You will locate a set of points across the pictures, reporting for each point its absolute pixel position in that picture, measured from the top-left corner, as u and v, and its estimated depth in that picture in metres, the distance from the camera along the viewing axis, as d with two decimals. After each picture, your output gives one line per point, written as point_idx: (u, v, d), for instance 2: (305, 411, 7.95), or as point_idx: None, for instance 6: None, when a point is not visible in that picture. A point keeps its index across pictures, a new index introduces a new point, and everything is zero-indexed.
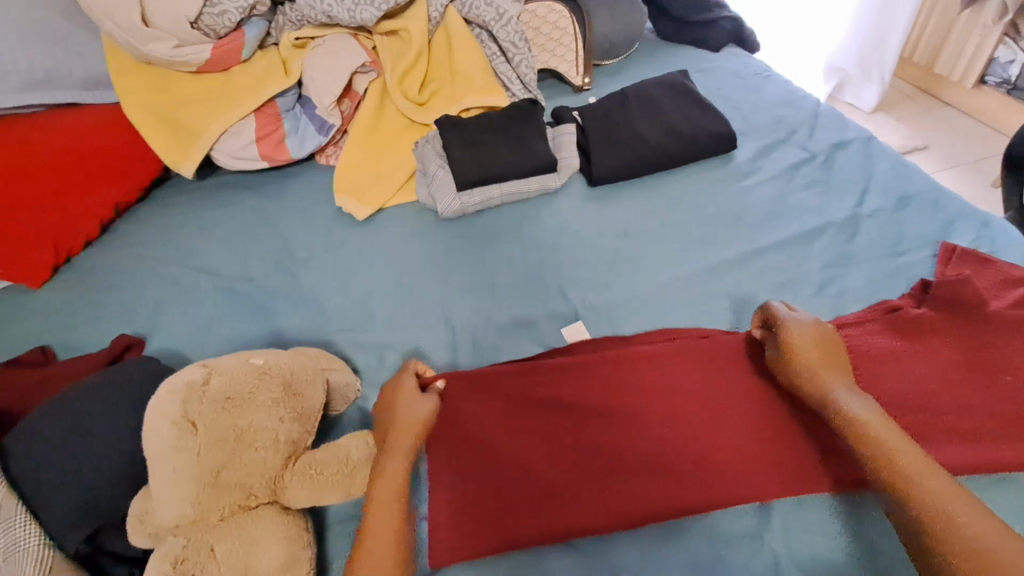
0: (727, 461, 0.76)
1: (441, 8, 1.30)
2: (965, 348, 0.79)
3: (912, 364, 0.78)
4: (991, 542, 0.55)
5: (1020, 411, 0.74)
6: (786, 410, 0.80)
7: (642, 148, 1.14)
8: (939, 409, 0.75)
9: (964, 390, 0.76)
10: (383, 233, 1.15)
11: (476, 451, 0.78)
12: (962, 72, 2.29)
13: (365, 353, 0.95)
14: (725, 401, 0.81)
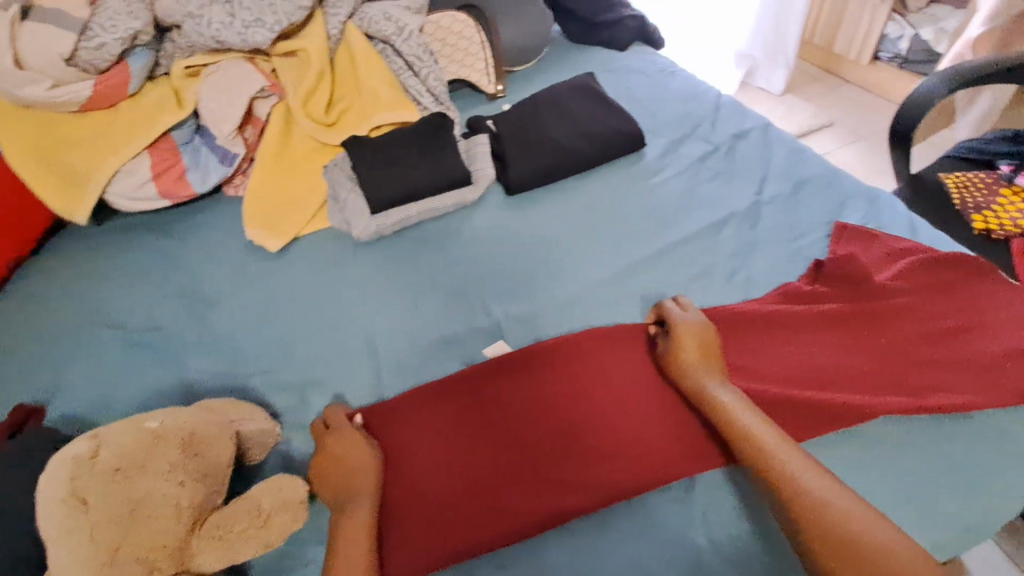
0: (645, 442, 0.77)
1: (340, 24, 1.27)
2: (860, 313, 0.81)
3: (811, 337, 0.80)
4: (850, 520, 0.58)
5: (913, 370, 0.76)
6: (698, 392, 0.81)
7: (555, 152, 1.14)
8: (839, 376, 0.76)
9: (859, 356, 0.77)
10: (299, 264, 1.11)
11: (400, 480, 0.77)
12: (858, 50, 2.43)
13: (285, 394, 0.91)
14: (642, 389, 0.82)
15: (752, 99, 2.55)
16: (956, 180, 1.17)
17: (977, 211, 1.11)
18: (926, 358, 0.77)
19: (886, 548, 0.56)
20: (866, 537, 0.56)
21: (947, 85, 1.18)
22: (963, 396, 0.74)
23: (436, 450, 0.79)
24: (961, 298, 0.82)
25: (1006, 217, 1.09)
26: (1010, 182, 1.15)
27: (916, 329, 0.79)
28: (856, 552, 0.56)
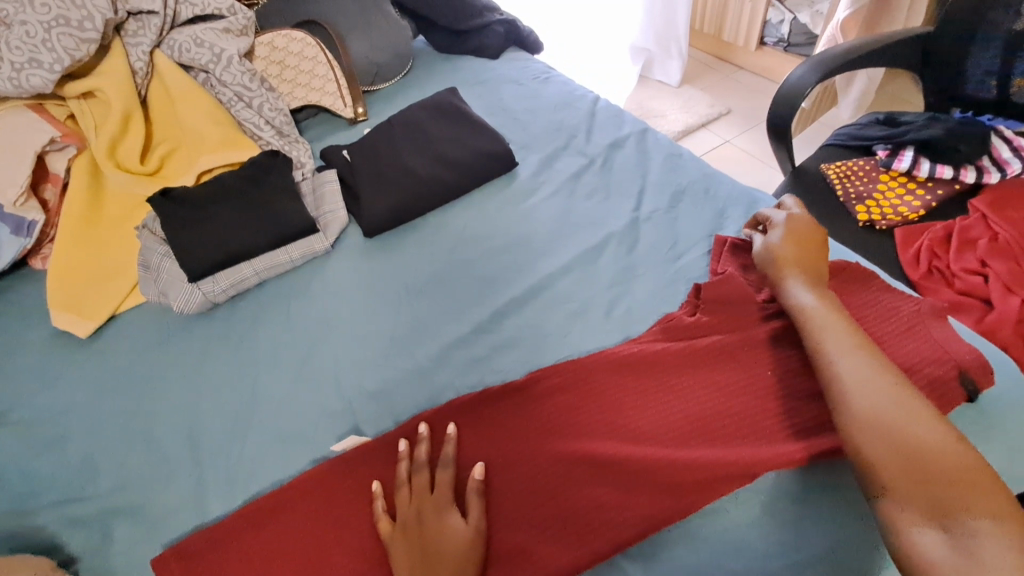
0: (614, 476, 0.64)
1: (145, 55, 1.07)
2: (745, 343, 0.72)
3: (702, 376, 0.71)
4: (910, 417, 0.55)
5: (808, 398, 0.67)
6: (708, 397, 0.69)
7: (411, 185, 1.01)
8: (731, 420, 0.67)
9: (749, 392, 0.69)
10: (112, 352, 0.91)
11: None
12: (745, 36, 2.45)
13: (85, 530, 0.73)
14: (639, 406, 0.70)
15: (651, 92, 2.51)
16: (836, 169, 1.13)
17: (859, 202, 1.07)
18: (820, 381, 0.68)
19: (935, 446, 0.52)
20: (915, 433, 0.53)
21: (815, 73, 1.14)
22: None
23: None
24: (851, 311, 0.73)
25: (888, 205, 1.06)
26: (887, 168, 1.11)
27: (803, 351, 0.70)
28: (900, 435, 0.54)
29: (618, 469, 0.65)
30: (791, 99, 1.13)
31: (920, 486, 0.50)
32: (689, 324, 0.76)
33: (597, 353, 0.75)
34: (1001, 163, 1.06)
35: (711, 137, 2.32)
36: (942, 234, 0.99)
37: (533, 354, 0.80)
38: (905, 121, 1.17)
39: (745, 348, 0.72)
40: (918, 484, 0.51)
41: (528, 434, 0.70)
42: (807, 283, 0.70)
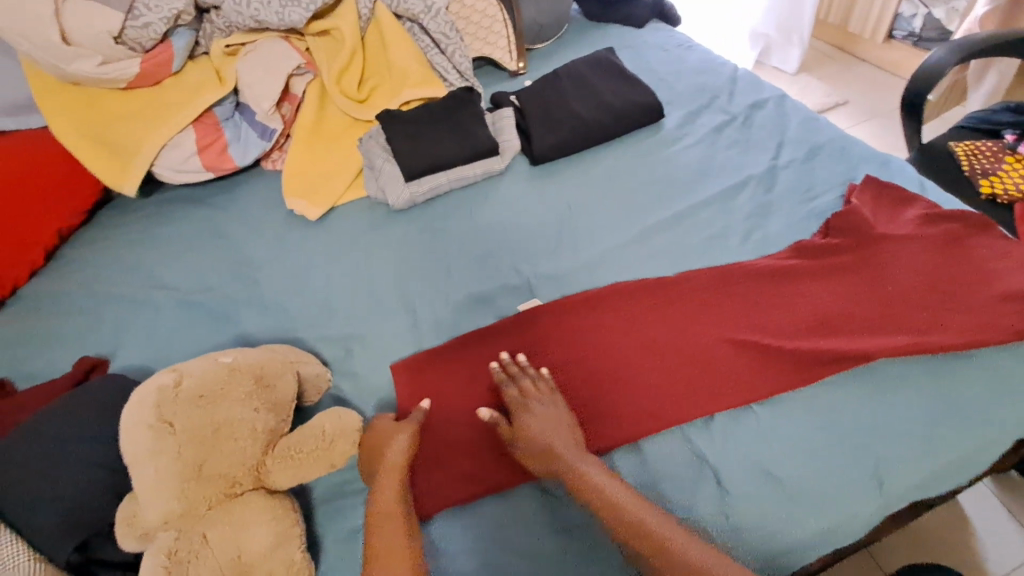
0: (472, 453, 0.81)
1: (370, 4, 1.32)
2: (870, 264, 0.87)
3: (827, 285, 0.86)
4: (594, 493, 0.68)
5: (920, 309, 0.81)
6: (830, 300, 0.84)
7: (576, 124, 1.20)
8: (851, 318, 0.82)
9: (869, 299, 0.83)
10: (337, 231, 1.18)
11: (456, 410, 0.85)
12: (873, 28, 2.45)
13: (332, 345, 0.99)
14: (770, 304, 0.86)
15: (767, 78, 2.55)
16: (963, 147, 1.21)
17: (984, 177, 1.16)
18: (930, 297, 0.82)
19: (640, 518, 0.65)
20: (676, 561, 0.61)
21: (958, 55, 1.21)
22: (974, 331, 0.78)
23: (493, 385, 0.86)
24: (968, 251, 0.86)
25: (1012, 180, 1.14)
26: (1015, 150, 1.19)
27: (920, 274, 0.84)
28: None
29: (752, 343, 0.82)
30: (930, 77, 1.21)
31: None
32: (820, 246, 0.91)
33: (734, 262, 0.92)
34: None
35: None
36: None
37: (678, 261, 0.98)
38: None
39: (868, 267, 0.86)
40: None
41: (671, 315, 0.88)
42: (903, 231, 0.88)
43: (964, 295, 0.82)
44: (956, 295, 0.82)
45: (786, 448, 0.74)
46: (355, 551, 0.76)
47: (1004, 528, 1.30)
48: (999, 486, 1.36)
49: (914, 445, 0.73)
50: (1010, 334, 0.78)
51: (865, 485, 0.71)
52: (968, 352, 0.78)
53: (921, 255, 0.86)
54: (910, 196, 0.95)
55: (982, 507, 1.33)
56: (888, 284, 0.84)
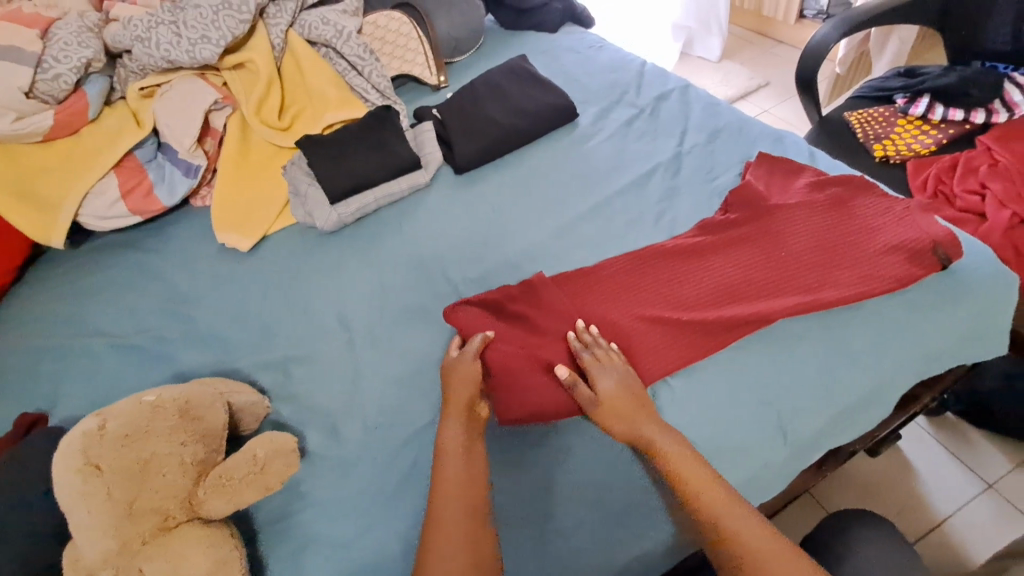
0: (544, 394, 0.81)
1: (282, 33, 1.35)
2: (763, 233, 0.93)
3: (727, 256, 0.92)
4: (714, 505, 0.67)
5: (809, 270, 0.87)
6: (730, 270, 0.90)
7: (493, 129, 1.24)
8: (749, 284, 0.88)
9: (763, 265, 0.89)
10: (270, 260, 1.19)
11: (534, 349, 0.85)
12: (784, 11, 2.57)
13: (269, 372, 1.00)
14: (677, 279, 0.91)
15: (693, 68, 2.66)
16: (857, 116, 1.30)
17: (877, 141, 1.24)
18: (818, 257, 0.88)
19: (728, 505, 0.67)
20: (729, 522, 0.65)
21: (839, 30, 1.30)
22: (856, 284, 0.85)
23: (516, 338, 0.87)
24: (851, 210, 0.93)
25: (903, 142, 1.22)
26: (905, 113, 1.27)
27: (807, 236, 0.91)
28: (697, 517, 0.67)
29: (660, 319, 0.86)
30: (817, 54, 1.30)
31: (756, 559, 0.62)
32: (718, 222, 0.97)
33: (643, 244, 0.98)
34: (1011, 104, 1.22)
35: (750, 107, 2.46)
36: (949, 164, 1.15)
37: (598, 251, 1.02)
38: (923, 73, 1.33)
39: (762, 236, 0.92)
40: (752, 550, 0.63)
41: (594, 298, 0.91)
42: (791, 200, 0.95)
43: (852, 250, 0.88)
44: (845, 252, 0.88)
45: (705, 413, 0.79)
46: (309, 569, 0.77)
47: (938, 463, 1.39)
48: (931, 425, 1.45)
49: (816, 394, 0.79)
50: (894, 283, 0.84)
51: (776, 437, 0.77)
52: (855, 303, 0.84)
53: (812, 218, 0.93)
54: (798, 166, 1.03)
55: (917, 446, 1.42)
56: (787, 247, 0.90)
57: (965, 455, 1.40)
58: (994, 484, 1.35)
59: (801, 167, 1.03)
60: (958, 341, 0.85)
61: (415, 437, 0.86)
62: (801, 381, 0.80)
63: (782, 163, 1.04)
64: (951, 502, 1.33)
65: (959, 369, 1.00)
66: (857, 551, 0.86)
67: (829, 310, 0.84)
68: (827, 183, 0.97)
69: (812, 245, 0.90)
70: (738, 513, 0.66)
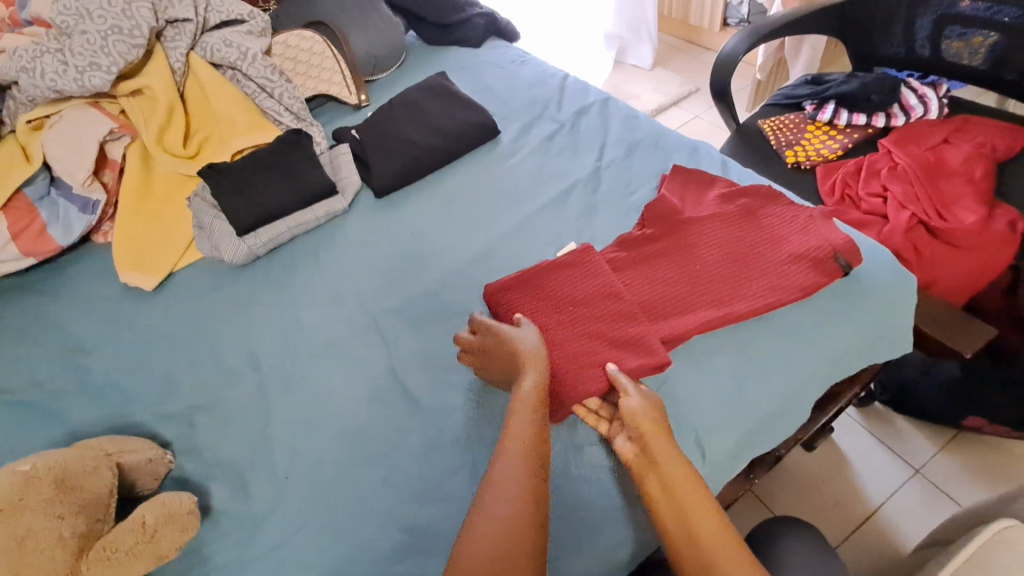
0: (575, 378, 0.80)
1: (182, 57, 1.28)
2: (678, 246, 0.93)
3: (644, 270, 0.91)
4: (691, 504, 0.66)
5: (722, 282, 0.88)
6: (647, 285, 0.89)
7: (412, 150, 1.20)
8: (665, 298, 0.87)
9: (679, 279, 0.89)
10: (176, 299, 1.11)
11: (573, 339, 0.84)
12: (709, 19, 2.65)
13: (175, 424, 0.93)
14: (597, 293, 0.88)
15: (627, 76, 2.71)
16: (770, 124, 1.34)
17: (789, 148, 1.28)
18: (729, 269, 0.89)
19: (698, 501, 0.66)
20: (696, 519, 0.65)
21: (747, 42, 1.34)
22: (764, 295, 0.86)
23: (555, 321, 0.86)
24: (759, 220, 0.94)
25: (812, 148, 1.27)
26: (813, 120, 1.32)
27: (719, 248, 0.91)
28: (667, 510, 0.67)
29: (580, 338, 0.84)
30: (728, 65, 1.33)
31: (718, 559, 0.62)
32: (636, 236, 0.96)
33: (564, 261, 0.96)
34: (908, 108, 1.28)
35: (683, 113, 2.52)
36: (853, 168, 1.20)
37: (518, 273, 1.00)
38: (829, 80, 1.39)
39: (677, 250, 0.92)
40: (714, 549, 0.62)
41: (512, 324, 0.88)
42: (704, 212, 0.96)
43: (760, 261, 0.90)
44: (753, 263, 0.89)
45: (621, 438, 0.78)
46: None
47: (869, 453, 1.43)
48: (862, 416, 1.50)
49: (729, 409, 0.80)
50: (799, 291, 0.86)
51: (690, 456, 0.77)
52: (762, 315, 0.86)
53: (723, 229, 0.93)
54: (710, 177, 1.05)
55: (849, 438, 1.46)
56: (699, 261, 0.91)
57: (894, 443, 1.44)
58: (922, 470, 1.39)
59: (714, 178, 1.05)
60: (856, 347, 0.88)
61: (330, 484, 0.81)
62: (716, 397, 0.80)
63: (696, 175, 1.05)
64: (882, 491, 1.37)
65: (874, 367, 1.03)
66: (785, 559, 0.87)
67: (740, 323, 0.84)
68: (737, 194, 0.99)
69: (724, 257, 0.90)
70: (708, 510, 0.65)
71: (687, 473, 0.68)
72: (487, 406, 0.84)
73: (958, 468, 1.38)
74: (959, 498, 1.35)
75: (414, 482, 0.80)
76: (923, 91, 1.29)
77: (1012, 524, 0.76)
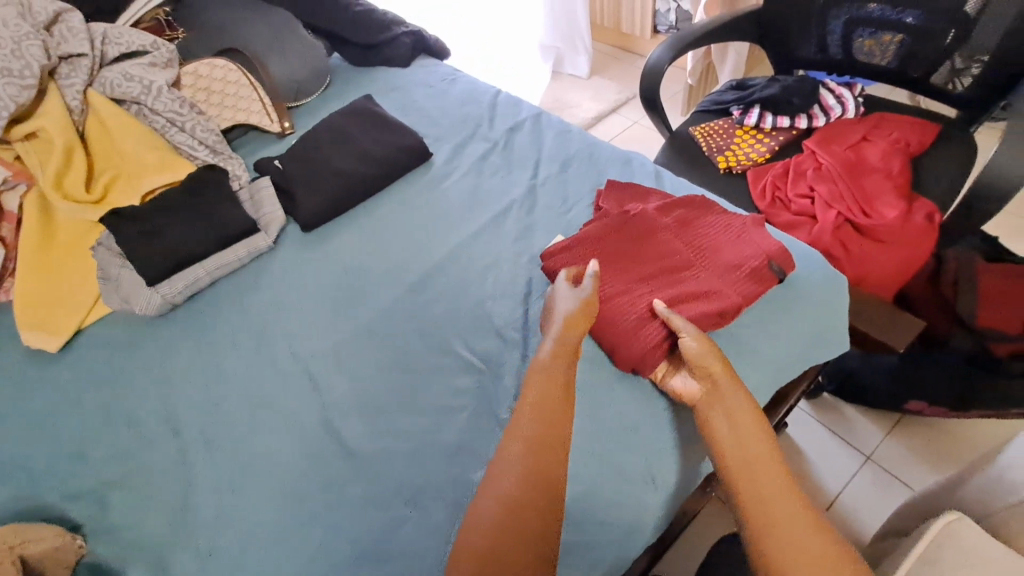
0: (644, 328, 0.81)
1: (79, 94, 1.18)
2: (633, 255, 0.91)
3: (601, 282, 0.88)
4: (755, 455, 0.68)
5: (678, 288, 0.86)
6: (606, 295, 0.85)
7: (339, 179, 1.15)
8: (628, 308, 0.84)
9: (641, 287, 0.86)
10: (86, 358, 1.01)
11: (619, 308, 0.84)
12: (640, 26, 2.70)
13: (91, 500, 0.84)
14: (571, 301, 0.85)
15: (566, 85, 2.73)
16: (700, 130, 1.35)
17: (720, 153, 1.30)
18: (682, 277, 0.87)
19: (763, 452, 0.68)
20: (762, 473, 0.66)
21: (671, 50, 1.35)
22: (721, 299, 0.84)
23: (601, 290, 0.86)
24: (698, 229, 0.94)
25: (742, 152, 1.29)
26: (741, 124, 1.34)
27: (669, 256, 0.90)
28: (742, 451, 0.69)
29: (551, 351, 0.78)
30: (654, 75, 1.35)
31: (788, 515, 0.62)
32: (586, 249, 0.93)
33: (551, 260, 0.94)
34: (827, 109, 1.32)
35: (622, 119, 2.54)
36: (782, 170, 1.22)
37: (457, 302, 0.96)
38: (752, 85, 1.42)
39: (633, 259, 0.90)
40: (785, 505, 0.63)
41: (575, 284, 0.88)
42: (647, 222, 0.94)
43: (698, 272, 0.88)
44: (691, 275, 0.88)
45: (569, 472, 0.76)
46: None
47: (823, 444, 1.46)
48: (813, 409, 1.53)
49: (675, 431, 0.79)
50: (741, 298, 0.84)
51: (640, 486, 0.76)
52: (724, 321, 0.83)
53: (669, 238, 0.92)
54: (645, 191, 1.04)
55: (804, 431, 1.49)
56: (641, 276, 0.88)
57: (845, 432, 1.48)
58: (873, 456, 1.43)
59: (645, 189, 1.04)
60: (794, 353, 0.89)
61: (262, 555, 0.74)
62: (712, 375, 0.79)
63: (630, 188, 1.05)
64: (838, 480, 1.40)
65: (816, 367, 1.05)
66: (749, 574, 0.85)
67: (704, 329, 0.82)
68: (676, 202, 0.98)
69: (673, 267, 0.89)
70: (769, 462, 0.67)
71: (765, 448, 0.69)
72: (430, 449, 0.80)
73: (906, 451, 1.43)
74: (909, 481, 1.39)
75: (353, 543, 0.73)
76: (839, 91, 1.33)
77: (959, 515, 0.76)
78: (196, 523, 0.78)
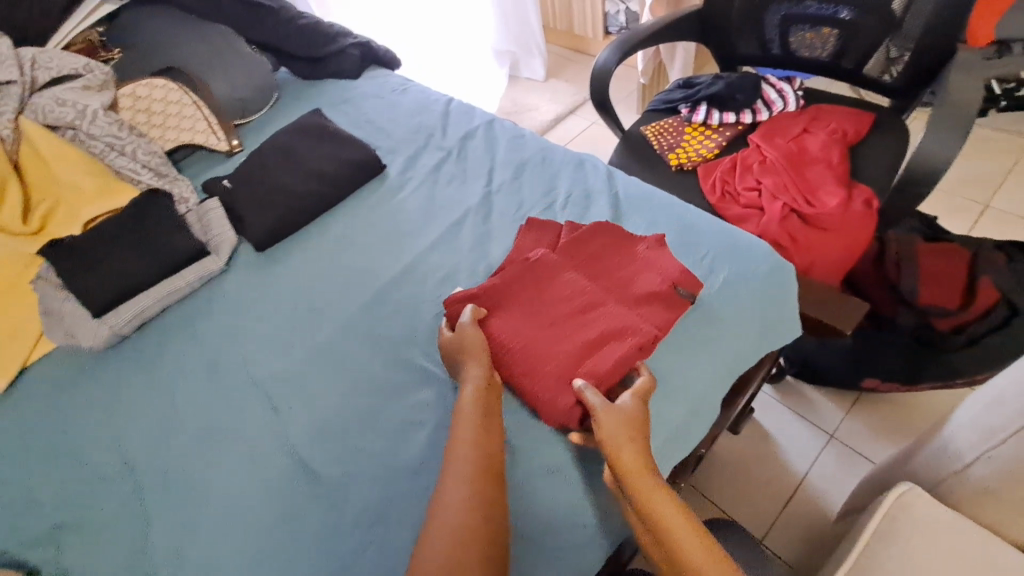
0: (561, 381, 0.79)
1: (10, 122, 1.13)
2: (545, 301, 0.88)
3: (514, 333, 0.84)
4: (650, 491, 0.65)
5: (596, 330, 0.84)
6: (520, 349, 0.83)
7: (290, 197, 1.13)
8: (546, 360, 0.81)
9: (556, 336, 0.84)
10: (29, 398, 0.96)
11: (536, 361, 0.81)
12: (592, 28, 2.74)
13: (40, 549, 0.80)
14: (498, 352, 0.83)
15: (523, 89, 2.74)
16: (651, 129, 1.38)
17: (671, 151, 1.33)
18: (598, 317, 0.85)
19: (656, 486, 0.66)
20: (660, 507, 0.64)
21: (617, 52, 1.38)
22: (641, 335, 0.83)
23: (517, 343, 0.83)
24: (611, 265, 0.93)
25: (692, 149, 1.32)
26: (690, 121, 1.38)
27: (582, 297, 0.88)
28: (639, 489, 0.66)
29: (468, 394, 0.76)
30: (603, 78, 1.37)
31: (694, 551, 0.61)
32: (494, 297, 0.89)
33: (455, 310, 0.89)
34: (770, 103, 1.37)
35: (580, 120, 2.57)
36: (729, 165, 1.26)
37: (417, 314, 0.96)
38: (698, 83, 1.46)
39: (545, 305, 0.87)
40: (686, 538, 0.62)
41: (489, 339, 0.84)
42: (558, 263, 0.92)
43: (613, 307, 0.87)
44: (605, 312, 0.86)
45: (534, 478, 0.77)
46: None
47: (788, 426, 1.51)
48: (777, 393, 1.58)
49: None
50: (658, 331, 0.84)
51: (604, 486, 0.77)
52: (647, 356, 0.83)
53: (580, 280, 0.90)
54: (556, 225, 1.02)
55: (769, 415, 1.54)
56: (556, 323, 0.85)
57: (808, 413, 1.53)
58: (835, 434, 1.48)
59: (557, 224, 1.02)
60: (747, 343, 0.92)
61: None
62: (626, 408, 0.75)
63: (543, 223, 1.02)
64: (804, 460, 1.45)
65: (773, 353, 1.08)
66: None
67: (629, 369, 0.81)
68: (587, 235, 0.97)
69: (586, 308, 0.87)
70: (666, 495, 0.65)
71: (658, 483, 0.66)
72: (395, 467, 0.79)
73: (865, 426, 1.49)
74: (870, 456, 1.44)
75: (319, 570, 0.72)
76: (780, 86, 1.38)
77: (909, 487, 0.79)
78: (155, 564, 0.76)
